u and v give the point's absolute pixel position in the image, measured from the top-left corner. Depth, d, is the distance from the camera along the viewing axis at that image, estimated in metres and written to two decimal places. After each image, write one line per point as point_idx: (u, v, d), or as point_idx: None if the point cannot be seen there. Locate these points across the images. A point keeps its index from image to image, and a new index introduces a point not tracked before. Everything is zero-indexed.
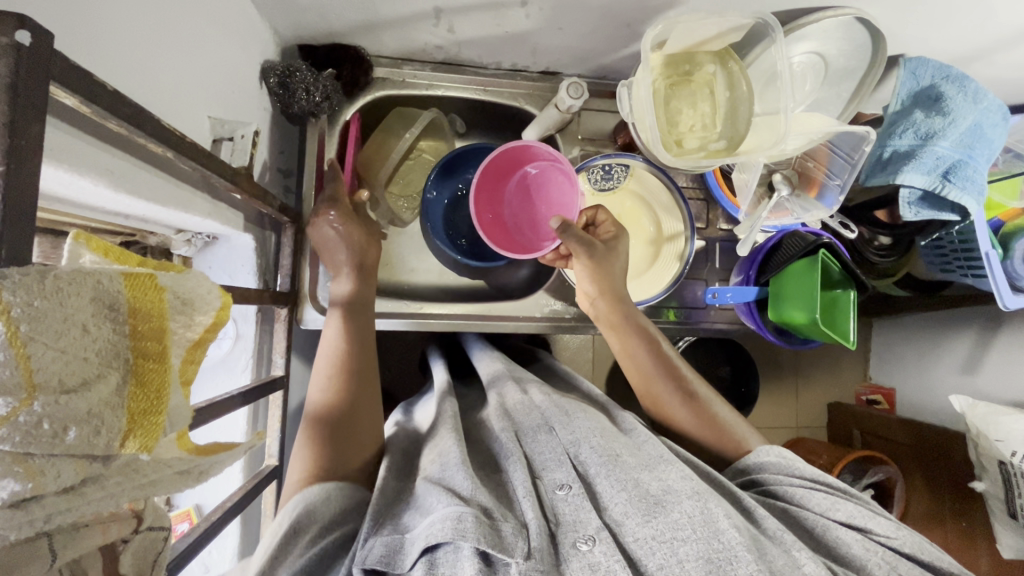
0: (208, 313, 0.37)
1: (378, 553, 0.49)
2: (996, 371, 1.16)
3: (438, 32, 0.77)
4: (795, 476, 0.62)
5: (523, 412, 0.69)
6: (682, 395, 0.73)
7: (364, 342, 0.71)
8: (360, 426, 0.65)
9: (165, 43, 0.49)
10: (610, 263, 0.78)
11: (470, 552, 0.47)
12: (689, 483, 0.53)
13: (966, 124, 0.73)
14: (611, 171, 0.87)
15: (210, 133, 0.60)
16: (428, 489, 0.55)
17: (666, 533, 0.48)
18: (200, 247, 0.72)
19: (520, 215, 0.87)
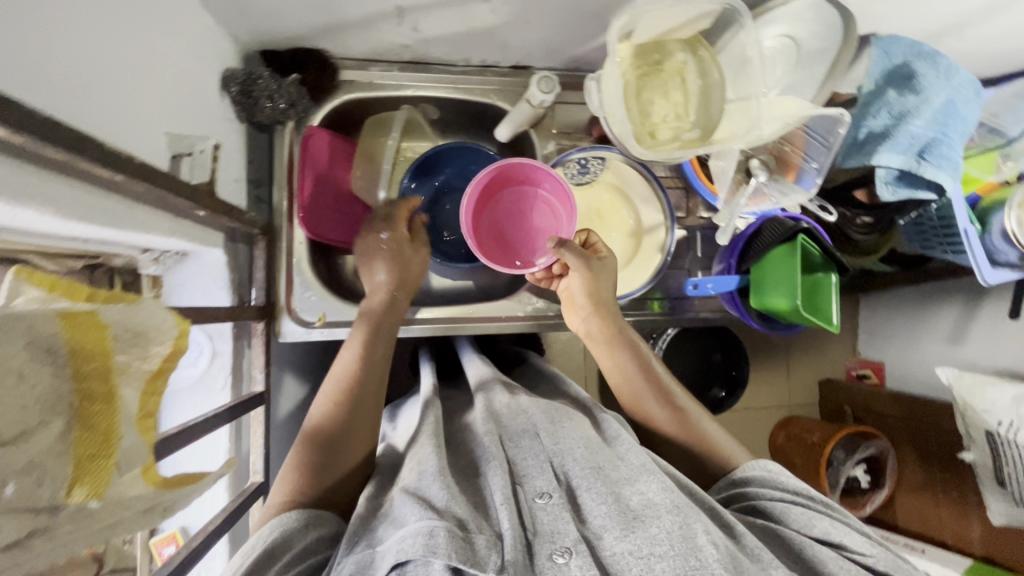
0: (164, 342, 0.36)
1: (350, 569, 0.50)
2: (982, 342, 1.16)
3: (403, 31, 0.75)
4: (777, 489, 0.62)
5: (510, 416, 0.68)
6: (660, 400, 0.73)
7: (378, 364, 0.71)
8: (353, 439, 0.65)
9: (110, 60, 0.47)
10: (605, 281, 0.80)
11: (441, 566, 0.47)
12: (669, 495, 0.53)
13: (940, 101, 0.73)
14: (587, 166, 0.86)
15: (168, 149, 0.58)
16: (404, 499, 0.54)
17: (643, 548, 0.48)
18: (169, 262, 0.68)
19: (514, 232, 0.85)
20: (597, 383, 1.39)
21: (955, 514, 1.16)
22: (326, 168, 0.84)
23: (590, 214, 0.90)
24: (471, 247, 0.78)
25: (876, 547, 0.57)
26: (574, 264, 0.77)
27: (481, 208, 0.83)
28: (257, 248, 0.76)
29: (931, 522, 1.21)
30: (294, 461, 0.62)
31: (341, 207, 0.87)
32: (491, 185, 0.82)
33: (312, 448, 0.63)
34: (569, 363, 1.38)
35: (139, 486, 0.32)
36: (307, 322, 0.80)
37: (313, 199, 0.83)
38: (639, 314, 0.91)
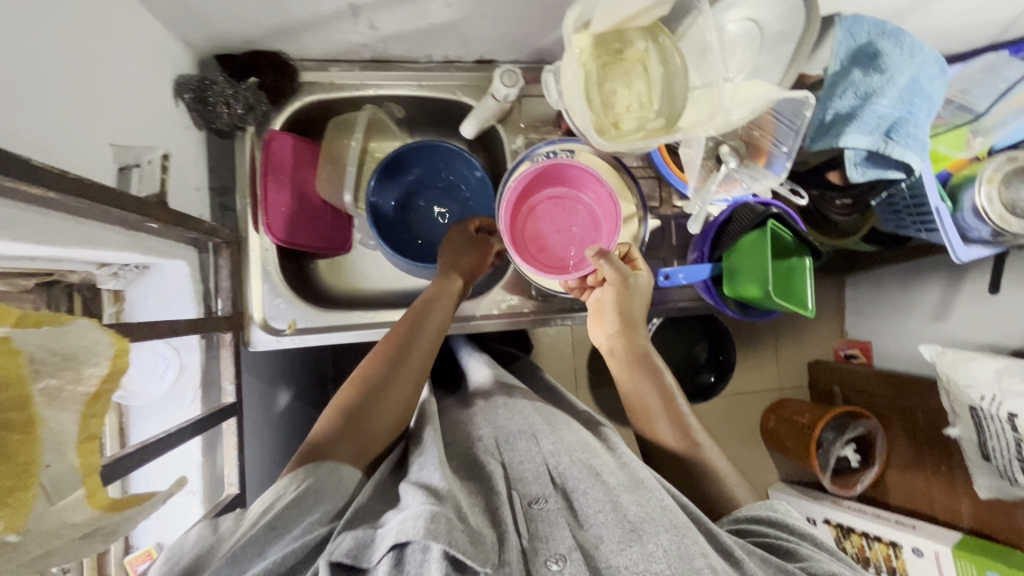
0: (100, 363, 0.36)
1: (346, 546, 0.50)
2: (962, 318, 1.16)
3: (360, 29, 0.74)
4: (780, 531, 0.62)
5: (505, 417, 0.69)
6: (668, 414, 0.75)
7: (424, 342, 0.75)
8: (391, 395, 0.69)
9: (39, 74, 0.46)
10: (636, 301, 0.79)
11: (439, 554, 0.47)
12: (666, 514, 0.53)
13: (904, 80, 0.72)
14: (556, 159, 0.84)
15: (114, 161, 0.57)
16: (407, 488, 0.55)
17: (640, 563, 0.48)
18: (130, 277, 0.67)
19: (554, 237, 0.82)
20: (586, 376, 1.39)
21: (945, 490, 1.15)
22: (290, 172, 0.83)
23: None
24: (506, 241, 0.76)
25: None
26: (610, 278, 0.76)
27: (521, 207, 0.81)
28: (222, 257, 0.75)
29: (922, 499, 1.21)
30: (337, 405, 0.68)
31: (306, 212, 0.85)
32: (532, 184, 0.81)
33: (356, 395, 0.68)
34: (556, 356, 1.38)
35: (82, 510, 0.33)
36: (277, 330, 0.80)
37: (276, 203, 0.81)
38: None
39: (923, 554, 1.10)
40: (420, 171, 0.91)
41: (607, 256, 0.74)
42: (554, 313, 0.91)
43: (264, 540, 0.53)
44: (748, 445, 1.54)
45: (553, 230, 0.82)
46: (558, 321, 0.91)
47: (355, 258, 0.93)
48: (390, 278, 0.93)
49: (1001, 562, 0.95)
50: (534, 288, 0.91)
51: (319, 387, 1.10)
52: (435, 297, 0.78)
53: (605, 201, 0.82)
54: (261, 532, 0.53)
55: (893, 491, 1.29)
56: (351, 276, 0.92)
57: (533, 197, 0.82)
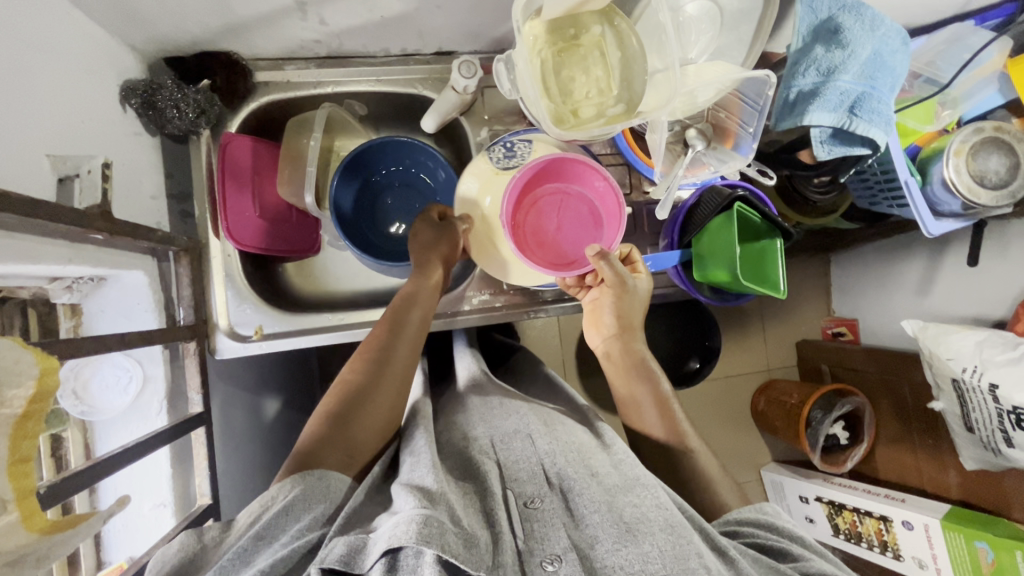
0: (23, 385, 0.36)
1: (339, 552, 0.48)
2: (943, 292, 1.16)
3: (311, 25, 0.72)
4: (773, 531, 0.61)
5: (501, 418, 0.70)
6: (659, 413, 0.75)
7: (405, 341, 0.74)
8: (377, 398, 0.69)
9: None
10: (632, 301, 0.80)
11: (432, 558, 0.46)
12: (662, 513, 0.53)
13: (866, 54, 0.71)
14: (514, 150, 0.80)
15: (53, 172, 0.55)
16: (400, 492, 0.54)
17: (636, 564, 0.47)
18: (86, 291, 0.65)
19: (557, 233, 0.80)
20: (575, 366, 1.38)
21: (933, 463, 1.16)
22: (250, 175, 0.81)
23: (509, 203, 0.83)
24: (507, 238, 0.74)
25: None
26: (609, 280, 0.77)
27: (524, 200, 0.79)
28: (183, 265, 0.74)
29: (912, 473, 1.22)
30: (322, 413, 0.67)
31: (268, 215, 0.84)
32: (532, 181, 0.79)
33: (340, 403, 0.67)
34: (544, 348, 1.38)
35: (19, 534, 0.34)
36: (243, 336, 0.79)
37: (236, 208, 0.80)
38: None
39: (913, 526, 1.10)
40: (384, 169, 0.90)
41: (607, 257, 0.74)
42: (526, 307, 0.90)
43: (250, 551, 0.51)
44: (739, 427, 1.54)
45: (556, 225, 0.80)
46: (531, 315, 0.90)
47: (327, 260, 0.92)
48: (362, 278, 0.92)
49: (988, 532, 0.95)
50: (506, 282, 0.89)
51: (305, 390, 1.09)
52: (415, 292, 0.77)
53: (607, 194, 0.79)
54: (247, 544, 0.52)
55: (882, 464, 1.30)
56: (323, 278, 0.91)
57: (534, 193, 0.80)
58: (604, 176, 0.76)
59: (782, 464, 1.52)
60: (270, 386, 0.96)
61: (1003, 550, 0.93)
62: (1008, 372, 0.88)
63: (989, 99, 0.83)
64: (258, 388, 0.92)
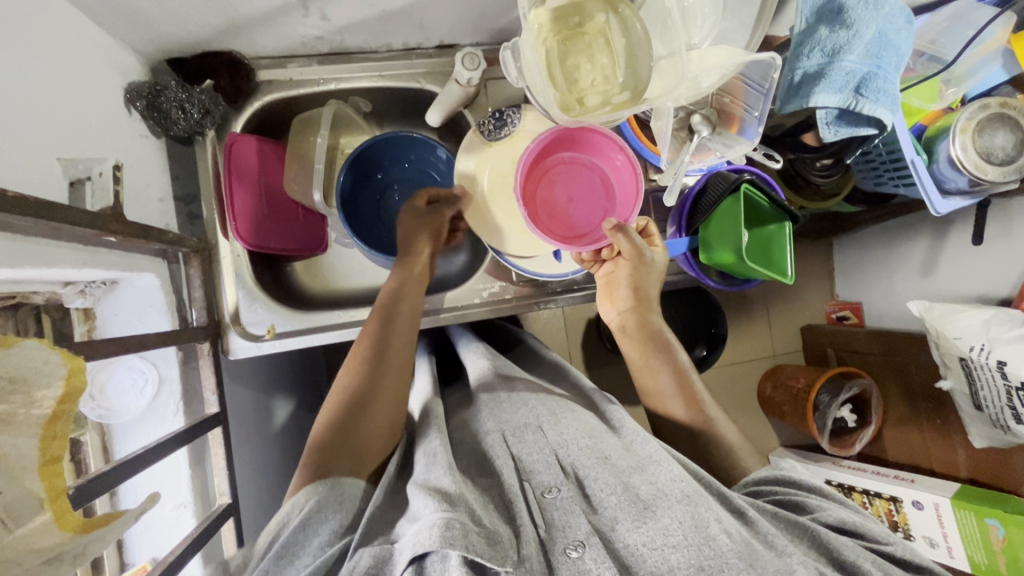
0: (51, 386, 0.36)
1: (366, 562, 0.49)
2: (948, 272, 1.16)
3: (312, 21, 0.72)
4: (792, 484, 0.63)
5: (510, 411, 0.70)
6: (678, 388, 0.76)
7: (397, 334, 0.74)
8: (379, 398, 0.69)
9: None
10: (648, 275, 0.80)
11: (459, 560, 0.46)
12: (678, 485, 0.54)
13: (871, 34, 0.70)
14: (503, 117, 0.80)
15: (63, 175, 0.55)
16: (417, 494, 0.55)
17: (657, 539, 0.48)
18: (99, 294, 0.65)
19: (569, 205, 0.78)
20: (582, 358, 1.39)
21: (940, 442, 1.17)
22: (256, 173, 0.81)
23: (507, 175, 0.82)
24: (525, 211, 0.71)
25: (893, 537, 0.57)
26: (626, 252, 0.77)
27: (536, 170, 0.77)
28: (193, 267, 0.74)
29: (919, 453, 1.22)
30: (326, 420, 0.68)
31: (277, 214, 0.84)
32: (545, 150, 0.76)
33: (342, 410, 0.68)
34: (551, 341, 1.38)
35: (53, 533, 0.35)
36: (256, 336, 0.79)
37: (243, 207, 0.79)
38: None
39: (923, 506, 1.11)
40: (386, 164, 0.90)
41: (624, 230, 0.74)
42: (536, 298, 0.90)
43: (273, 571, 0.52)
44: (748, 413, 1.54)
45: (568, 196, 0.78)
46: (541, 306, 0.90)
47: (334, 258, 0.92)
48: (370, 275, 0.92)
49: (999, 509, 0.96)
50: (515, 274, 0.89)
51: (317, 389, 1.09)
52: (401, 289, 0.77)
53: (622, 167, 0.77)
54: (269, 567, 0.52)
55: (890, 445, 1.30)
56: (330, 277, 0.91)
57: (546, 162, 0.78)
58: (621, 149, 0.75)
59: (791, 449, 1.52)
60: (282, 386, 0.96)
61: (1015, 527, 0.94)
62: (1015, 349, 0.88)
63: (993, 75, 0.83)
64: (272, 388, 0.92)
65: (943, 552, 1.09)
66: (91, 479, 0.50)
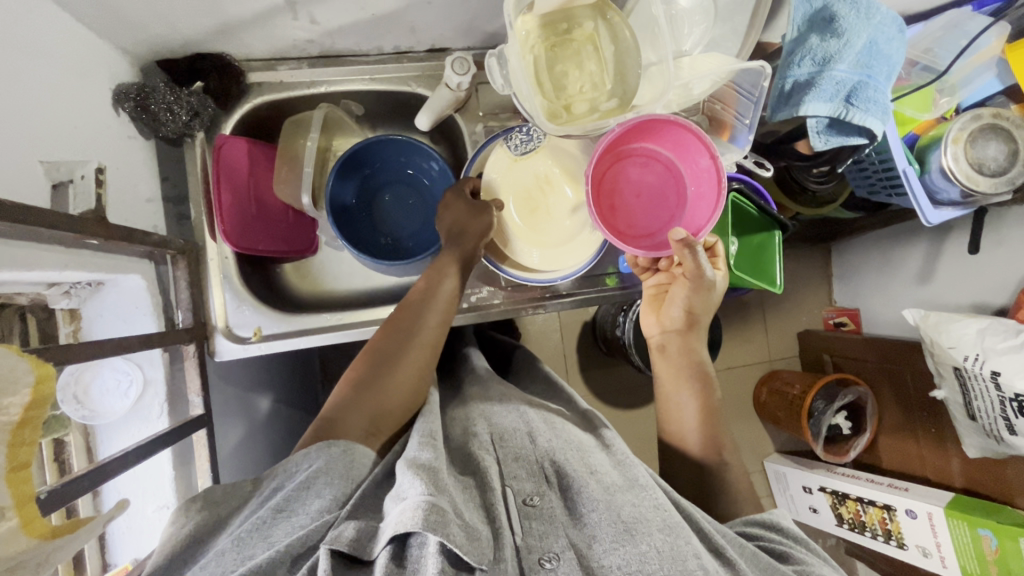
0: (20, 393, 0.36)
1: (349, 534, 0.48)
2: (944, 280, 1.16)
3: (302, 24, 0.72)
4: (780, 534, 0.63)
5: (501, 415, 0.70)
6: (700, 418, 0.77)
7: (433, 313, 0.74)
8: (403, 369, 0.70)
9: None
10: (706, 299, 0.77)
11: (437, 546, 0.46)
12: (660, 513, 0.53)
13: (861, 43, 0.71)
14: (530, 131, 0.81)
15: (46, 178, 0.55)
16: (405, 470, 0.54)
17: (633, 564, 0.48)
18: (84, 296, 0.65)
19: (634, 201, 0.76)
20: (576, 361, 1.39)
21: (936, 450, 1.16)
22: (245, 176, 0.81)
23: (528, 188, 0.82)
24: (589, 205, 0.69)
25: None
26: (688, 270, 0.73)
27: (609, 161, 0.73)
28: (180, 269, 0.74)
29: (914, 462, 1.22)
30: (348, 383, 0.69)
31: (264, 217, 0.83)
32: (622, 140, 0.72)
33: (366, 373, 0.69)
34: (544, 343, 1.37)
35: (19, 540, 0.35)
36: (243, 338, 0.79)
37: (235, 210, 0.79)
38: (594, 290, 0.91)
39: (917, 515, 1.11)
40: (382, 166, 0.90)
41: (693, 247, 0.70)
42: (523, 304, 0.89)
43: (267, 524, 0.51)
44: (743, 419, 1.53)
45: (637, 190, 0.76)
46: (528, 311, 0.90)
47: (324, 260, 0.92)
48: (359, 277, 0.92)
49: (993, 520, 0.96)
50: (503, 278, 0.89)
51: (307, 389, 1.09)
52: (445, 263, 0.77)
53: (703, 175, 0.73)
54: (265, 517, 0.51)
55: (885, 454, 1.29)
56: (320, 279, 0.91)
57: (619, 153, 0.74)
58: (709, 155, 0.70)
59: (784, 455, 1.52)
60: (271, 386, 0.96)
61: (1009, 537, 0.93)
62: (1010, 359, 0.88)
63: (987, 85, 0.82)
64: (259, 389, 0.92)
65: (936, 562, 1.09)
66: (70, 480, 0.50)
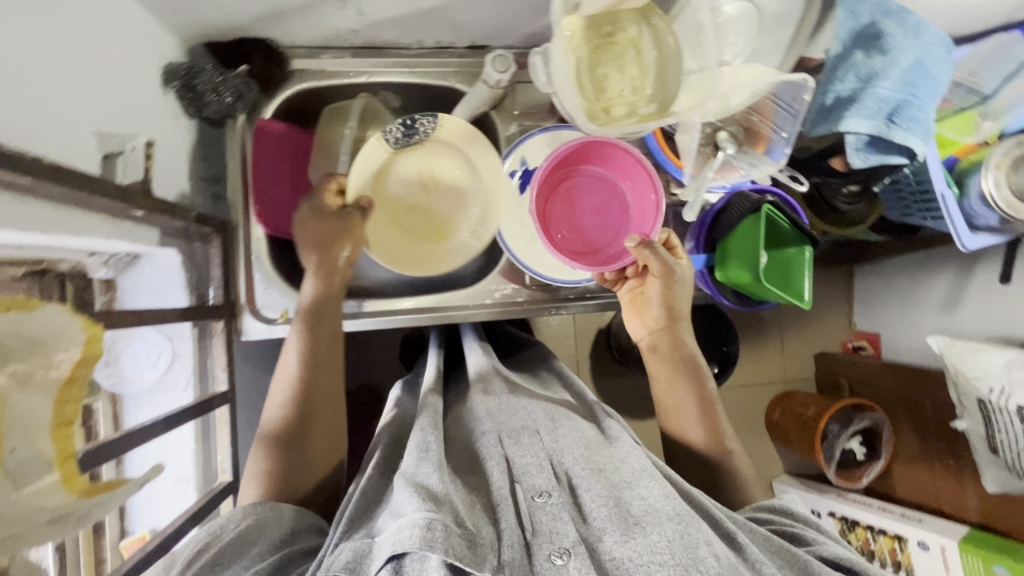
0: (70, 349, 0.36)
1: (345, 558, 0.49)
2: (970, 310, 1.14)
3: (348, 15, 0.73)
4: (791, 517, 0.62)
5: (506, 415, 0.69)
6: (703, 417, 0.75)
7: (329, 344, 0.73)
8: (314, 435, 0.69)
9: (30, 68, 0.47)
10: (680, 290, 0.78)
11: (438, 562, 0.46)
12: (670, 502, 0.52)
13: (907, 62, 0.70)
14: (414, 126, 0.78)
15: (99, 148, 0.57)
16: (402, 486, 0.54)
17: (644, 555, 0.47)
18: (122, 268, 0.68)
19: (581, 220, 0.80)
20: (589, 367, 1.38)
21: (951, 483, 1.14)
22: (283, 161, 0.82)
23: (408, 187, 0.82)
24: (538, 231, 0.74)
25: None
26: (655, 270, 0.76)
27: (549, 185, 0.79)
28: (213, 245, 0.76)
29: (928, 493, 1.19)
30: (259, 455, 0.67)
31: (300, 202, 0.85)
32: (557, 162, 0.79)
33: (279, 434, 0.68)
34: (559, 348, 1.37)
35: (58, 496, 0.34)
36: (268, 318, 0.79)
37: (266, 191, 0.81)
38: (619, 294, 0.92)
39: (929, 547, 1.08)
40: None
41: (651, 245, 0.74)
42: (548, 303, 0.90)
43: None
44: (754, 437, 1.51)
45: (578, 209, 0.80)
46: (554, 310, 0.90)
47: None
48: (384, 268, 0.93)
49: (1010, 558, 0.94)
50: (529, 277, 0.89)
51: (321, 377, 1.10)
52: (329, 294, 0.74)
53: (637, 178, 0.80)
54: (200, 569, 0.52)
55: (899, 484, 1.27)
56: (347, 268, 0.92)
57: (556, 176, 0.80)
58: (637, 160, 0.78)
59: (794, 477, 1.50)
60: None
61: None
62: None
63: None
64: None
65: None
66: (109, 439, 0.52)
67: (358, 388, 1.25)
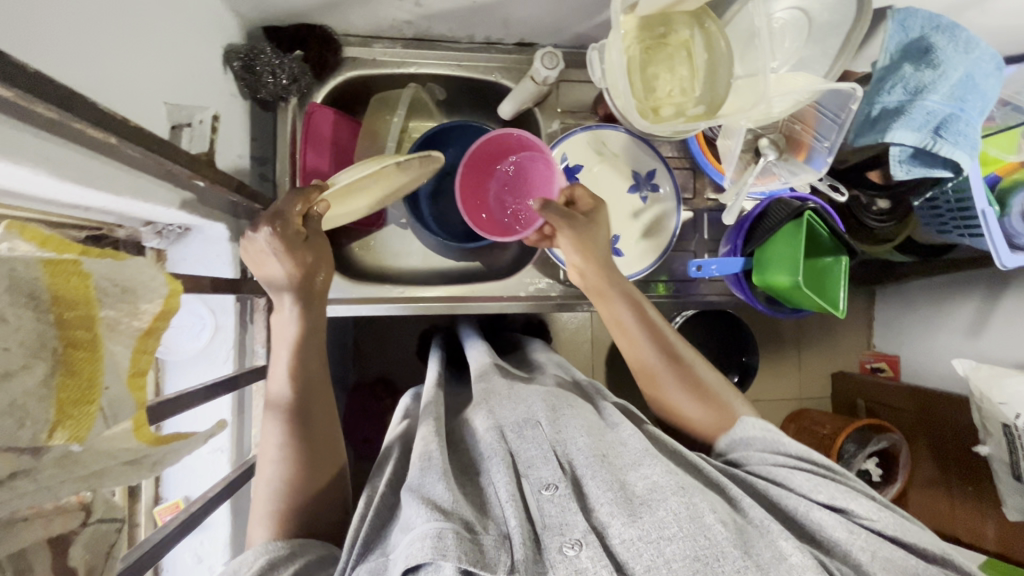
0: (155, 300, 0.37)
1: None
2: (996, 334, 1.12)
3: (405, 6, 0.75)
4: (780, 452, 0.62)
5: (508, 406, 0.64)
6: (694, 389, 0.71)
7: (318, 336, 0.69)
8: (321, 455, 0.64)
9: (114, 35, 0.49)
10: (595, 233, 0.76)
11: (452, 571, 0.44)
12: (673, 477, 0.52)
13: (957, 76, 0.70)
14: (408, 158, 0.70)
15: (167, 119, 0.59)
16: (409, 499, 0.52)
17: (652, 533, 0.47)
18: (172, 239, 0.70)
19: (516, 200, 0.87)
20: (604, 373, 1.38)
21: (971, 510, 1.12)
22: (329, 144, 0.84)
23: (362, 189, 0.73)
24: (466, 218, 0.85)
25: (882, 509, 0.55)
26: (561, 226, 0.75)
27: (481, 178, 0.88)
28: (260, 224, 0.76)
29: (944, 519, 1.17)
30: (271, 476, 0.62)
31: None
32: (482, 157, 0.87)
33: (287, 451, 0.63)
34: (575, 352, 1.37)
35: (130, 441, 0.35)
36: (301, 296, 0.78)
37: (313, 173, 0.84)
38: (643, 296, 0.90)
39: None
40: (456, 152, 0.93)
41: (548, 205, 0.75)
42: (581, 298, 0.90)
43: None
44: None
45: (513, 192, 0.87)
46: (585, 307, 0.91)
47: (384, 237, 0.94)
48: (417, 258, 0.94)
49: None
50: (563, 273, 0.90)
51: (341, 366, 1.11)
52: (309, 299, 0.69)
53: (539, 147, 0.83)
54: None
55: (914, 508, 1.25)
56: (382, 255, 0.93)
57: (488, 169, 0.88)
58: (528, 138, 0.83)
59: None
60: None
61: None
62: None
63: None
64: None
65: None
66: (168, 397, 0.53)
67: (375, 379, 1.26)
